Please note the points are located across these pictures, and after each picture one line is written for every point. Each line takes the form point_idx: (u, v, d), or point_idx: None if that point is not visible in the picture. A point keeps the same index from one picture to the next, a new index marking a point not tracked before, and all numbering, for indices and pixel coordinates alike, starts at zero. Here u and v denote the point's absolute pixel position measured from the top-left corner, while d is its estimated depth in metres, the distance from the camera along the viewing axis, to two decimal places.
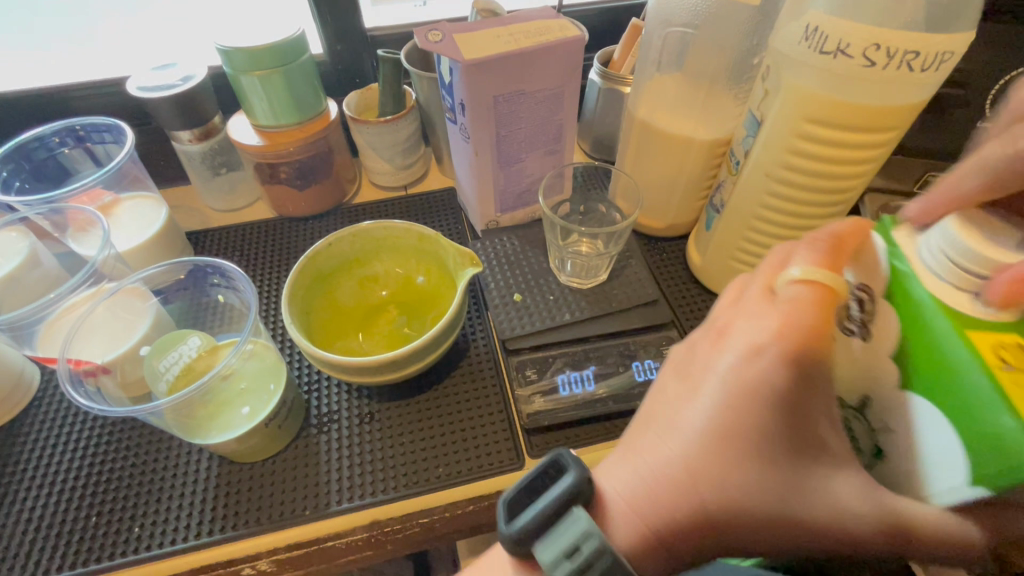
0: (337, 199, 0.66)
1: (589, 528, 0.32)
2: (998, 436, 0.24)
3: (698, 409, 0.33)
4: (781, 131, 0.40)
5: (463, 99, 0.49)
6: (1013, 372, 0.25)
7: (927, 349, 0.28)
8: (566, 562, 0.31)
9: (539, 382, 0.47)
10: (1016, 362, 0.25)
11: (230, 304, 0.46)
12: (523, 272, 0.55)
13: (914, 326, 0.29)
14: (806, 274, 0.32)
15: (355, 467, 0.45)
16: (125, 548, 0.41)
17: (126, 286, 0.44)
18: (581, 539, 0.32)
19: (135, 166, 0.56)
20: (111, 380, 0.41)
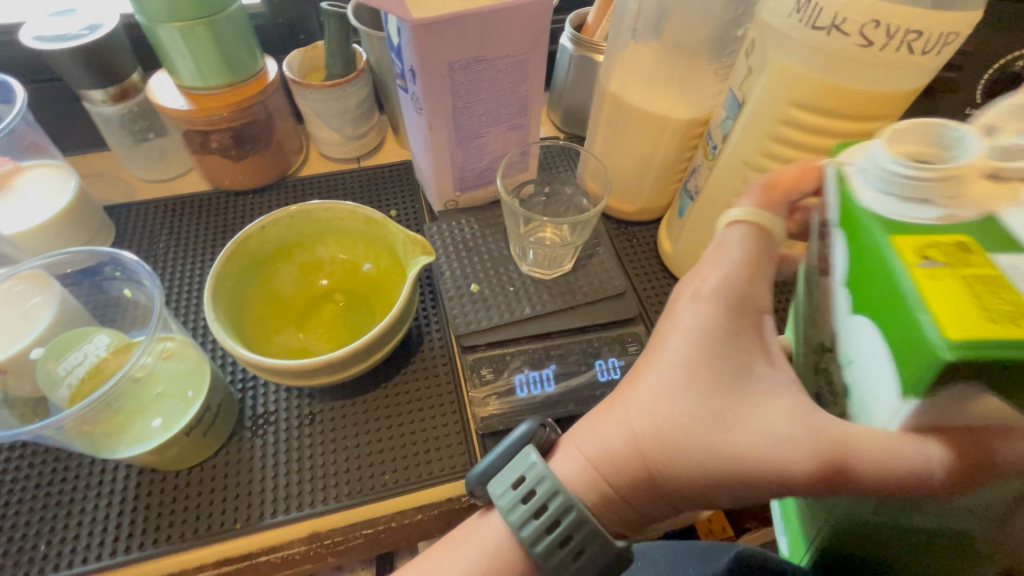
0: (281, 171, 0.60)
1: (541, 471, 0.31)
2: (915, 338, 0.20)
3: (654, 361, 0.32)
4: (763, 116, 0.36)
5: (414, 65, 0.43)
6: (933, 269, 0.22)
7: (865, 264, 0.24)
8: (533, 522, 0.30)
9: (495, 383, 0.44)
10: (940, 259, 0.22)
11: (139, 300, 0.41)
12: (482, 259, 0.50)
13: (856, 245, 0.25)
14: (747, 214, 0.33)
15: (293, 475, 0.41)
16: (30, 569, 0.37)
17: (22, 273, 0.38)
18: (535, 483, 0.31)
19: (34, 130, 0.48)
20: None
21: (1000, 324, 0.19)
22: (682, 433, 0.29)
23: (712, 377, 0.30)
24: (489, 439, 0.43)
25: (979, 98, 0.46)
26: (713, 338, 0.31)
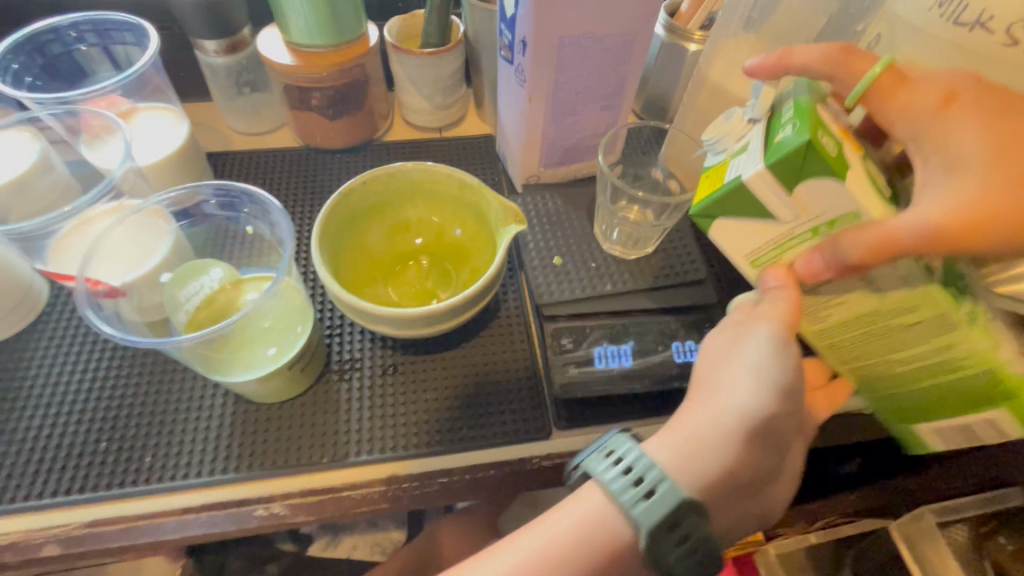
0: (368, 134, 0.62)
1: (647, 457, 0.32)
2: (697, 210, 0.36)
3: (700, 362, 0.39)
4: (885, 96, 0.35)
5: (526, 36, 0.44)
6: (708, 176, 0.36)
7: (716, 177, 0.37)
8: (641, 500, 0.31)
9: (574, 352, 0.45)
10: (711, 172, 0.35)
11: (260, 237, 0.43)
12: (565, 234, 0.51)
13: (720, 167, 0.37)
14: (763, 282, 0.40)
15: (376, 419, 0.44)
16: (136, 477, 0.40)
17: (147, 208, 0.40)
18: (645, 469, 0.32)
19: (157, 74, 0.51)
20: (128, 304, 0.39)
21: (709, 191, 0.35)
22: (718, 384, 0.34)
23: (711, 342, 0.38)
24: (564, 406, 0.44)
25: None
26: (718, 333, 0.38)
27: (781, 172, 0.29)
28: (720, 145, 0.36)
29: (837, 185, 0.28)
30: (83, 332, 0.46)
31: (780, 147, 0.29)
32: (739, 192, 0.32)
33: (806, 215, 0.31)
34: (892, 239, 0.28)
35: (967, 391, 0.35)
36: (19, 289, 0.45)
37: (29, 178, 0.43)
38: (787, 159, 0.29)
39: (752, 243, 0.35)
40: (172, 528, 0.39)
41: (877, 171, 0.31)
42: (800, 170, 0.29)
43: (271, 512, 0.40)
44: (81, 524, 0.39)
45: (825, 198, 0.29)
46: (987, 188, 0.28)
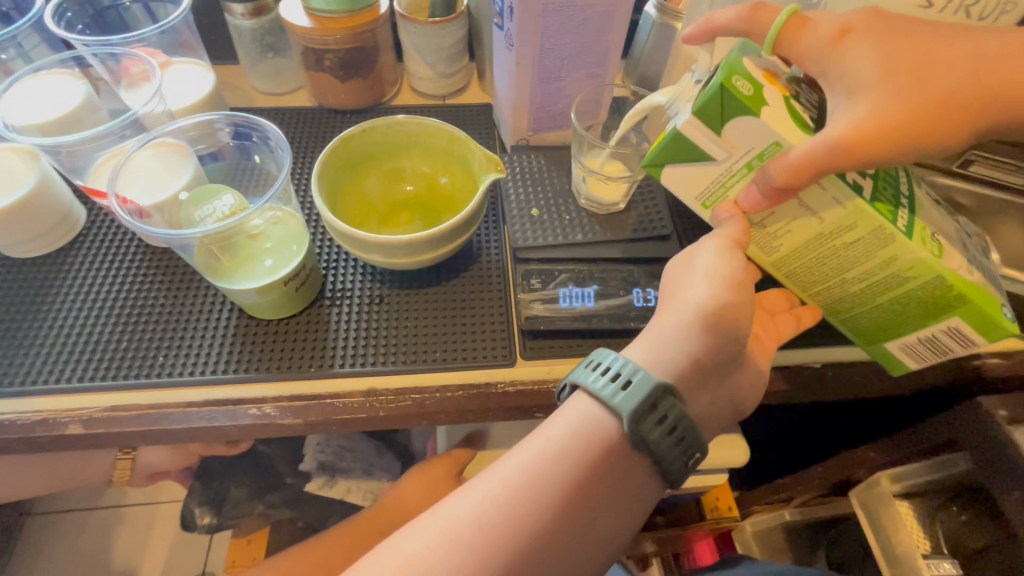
0: (376, 98, 0.67)
1: (623, 358, 0.37)
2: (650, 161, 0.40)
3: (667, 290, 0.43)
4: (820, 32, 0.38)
5: (514, 3, 0.48)
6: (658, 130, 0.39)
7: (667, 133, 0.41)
8: (619, 391, 0.36)
9: (542, 291, 0.49)
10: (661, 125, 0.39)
11: (265, 167, 0.51)
12: (546, 189, 0.56)
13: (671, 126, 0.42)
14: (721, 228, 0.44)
15: (361, 339, 0.49)
16: (150, 371, 0.46)
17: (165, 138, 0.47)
18: (620, 365, 0.37)
19: (189, 31, 0.57)
20: (158, 220, 0.45)
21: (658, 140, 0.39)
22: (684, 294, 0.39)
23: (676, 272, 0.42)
24: (529, 339, 0.49)
25: None
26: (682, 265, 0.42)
27: (709, 112, 0.33)
28: (674, 103, 0.40)
29: (756, 120, 0.33)
30: (113, 253, 0.53)
31: (705, 92, 0.33)
32: (676, 136, 0.36)
33: (739, 151, 0.35)
34: (809, 165, 0.32)
35: (923, 302, 0.38)
36: (59, 212, 0.51)
37: (80, 113, 0.50)
38: (711, 102, 0.33)
39: (698, 186, 0.39)
40: (177, 418, 0.45)
41: (802, 107, 0.34)
42: (723, 112, 0.33)
43: (263, 412, 0.46)
44: (101, 409, 0.45)
45: (753, 135, 0.33)
46: (882, 102, 0.32)
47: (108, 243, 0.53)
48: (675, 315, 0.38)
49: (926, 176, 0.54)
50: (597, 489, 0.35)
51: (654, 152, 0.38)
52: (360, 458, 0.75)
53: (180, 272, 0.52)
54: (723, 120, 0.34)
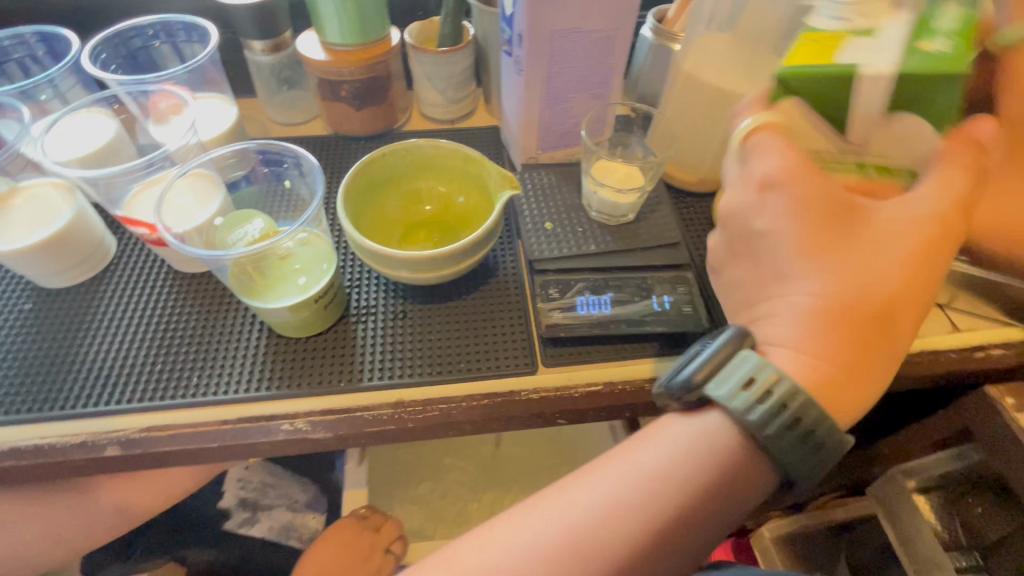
0: (388, 124, 0.70)
1: (762, 363, 0.34)
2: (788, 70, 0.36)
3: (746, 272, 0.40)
4: None
5: (523, 31, 0.52)
6: (816, 47, 0.36)
7: (809, 42, 0.37)
8: (746, 395, 0.33)
9: (560, 300, 0.52)
10: (821, 47, 0.36)
11: (296, 192, 0.54)
12: (558, 205, 0.59)
13: (812, 41, 0.37)
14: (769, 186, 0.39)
15: (387, 352, 0.50)
16: (185, 391, 0.48)
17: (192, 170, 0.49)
18: (755, 370, 0.34)
19: (214, 68, 0.60)
20: (197, 240, 0.48)
21: (813, 60, 0.36)
22: (821, 253, 0.36)
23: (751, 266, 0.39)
24: (551, 347, 0.51)
25: None
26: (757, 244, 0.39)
27: (912, 79, 0.34)
28: (839, 9, 0.36)
29: (961, 164, 0.36)
30: (143, 281, 0.55)
31: (921, 62, 0.33)
32: (852, 76, 0.35)
33: (875, 148, 0.39)
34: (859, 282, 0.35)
35: None
36: (90, 245, 0.53)
37: (115, 147, 0.53)
38: (924, 73, 0.33)
39: (809, 137, 0.39)
40: (212, 436, 0.46)
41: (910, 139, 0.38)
42: (925, 89, 0.34)
43: (296, 427, 0.47)
44: (138, 431, 0.46)
45: (948, 163, 0.37)
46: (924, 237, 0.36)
47: (140, 274, 0.55)
48: (807, 282, 0.36)
49: None
50: (722, 512, 0.34)
51: (815, 79, 0.35)
52: (282, 494, 0.79)
53: (210, 295, 0.54)
54: (917, 107, 0.36)
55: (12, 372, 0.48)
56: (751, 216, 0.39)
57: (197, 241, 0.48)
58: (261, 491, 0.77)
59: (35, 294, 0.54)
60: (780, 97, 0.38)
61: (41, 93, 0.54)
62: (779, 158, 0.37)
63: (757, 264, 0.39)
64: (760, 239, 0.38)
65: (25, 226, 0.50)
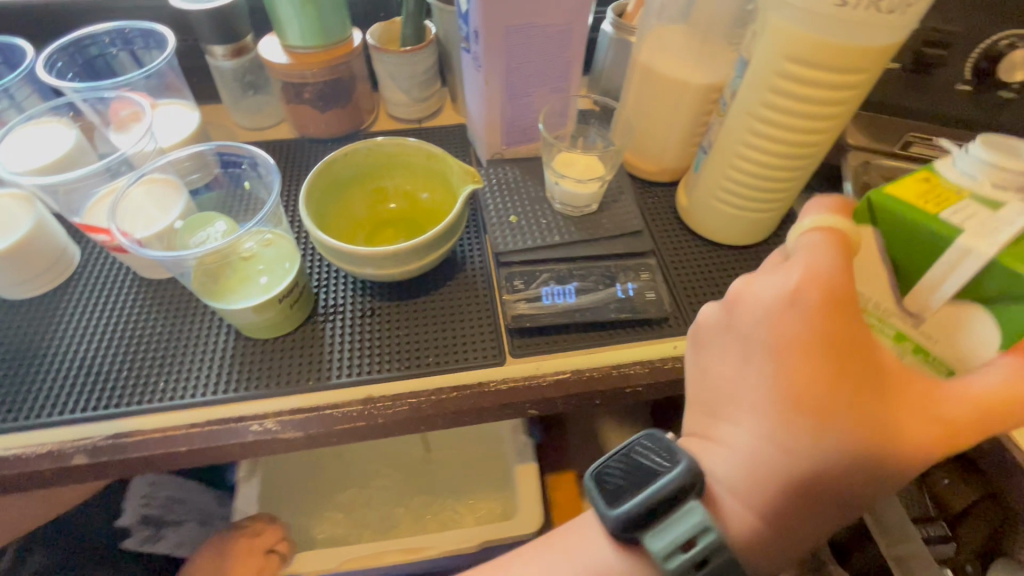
0: (354, 125, 0.71)
1: (704, 522, 0.35)
2: (881, 201, 0.36)
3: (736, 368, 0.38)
4: (768, 56, 0.44)
5: (478, 28, 0.52)
6: (932, 198, 0.36)
7: (920, 189, 0.36)
8: (681, 553, 0.34)
9: (525, 291, 0.53)
10: (930, 199, 0.36)
11: (257, 194, 0.54)
12: (522, 198, 0.59)
13: (927, 188, 0.36)
14: (809, 229, 0.37)
15: (355, 350, 0.51)
16: (152, 397, 0.47)
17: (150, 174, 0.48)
18: (697, 531, 0.34)
19: (174, 74, 0.60)
20: (158, 243, 0.47)
21: (908, 200, 0.36)
22: (811, 412, 0.34)
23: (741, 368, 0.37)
24: (517, 337, 0.51)
25: (967, 75, 0.51)
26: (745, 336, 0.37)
27: (990, 267, 0.33)
28: (979, 168, 0.35)
29: (989, 382, 0.34)
30: (107, 289, 0.54)
31: (1011, 256, 0.32)
32: (936, 240, 0.34)
33: (929, 326, 0.37)
34: (829, 461, 0.34)
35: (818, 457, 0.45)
36: (52, 255, 0.53)
37: (74, 155, 0.53)
38: (1007, 271, 0.32)
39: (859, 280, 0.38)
40: (181, 440, 0.46)
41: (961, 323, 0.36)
42: (1005, 287, 0.33)
43: (265, 427, 0.47)
44: (104, 438, 0.46)
45: (981, 381, 0.34)
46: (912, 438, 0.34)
47: (106, 282, 0.55)
48: (769, 429, 0.35)
49: (874, 159, 0.58)
50: None
51: (894, 217, 0.36)
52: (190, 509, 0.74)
53: (175, 301, 0.54)
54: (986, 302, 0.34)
55: None
56: (757, 323, 0.36)
57: (157, 245, 0.47)
58: (165, 508, 0.72)
59: None
60: (858, 220, 0.38)
61: None
62: (822, 262, 0.34)
63: (746, 378, 0.37)
64: (749, 345, 0.37)
65: None
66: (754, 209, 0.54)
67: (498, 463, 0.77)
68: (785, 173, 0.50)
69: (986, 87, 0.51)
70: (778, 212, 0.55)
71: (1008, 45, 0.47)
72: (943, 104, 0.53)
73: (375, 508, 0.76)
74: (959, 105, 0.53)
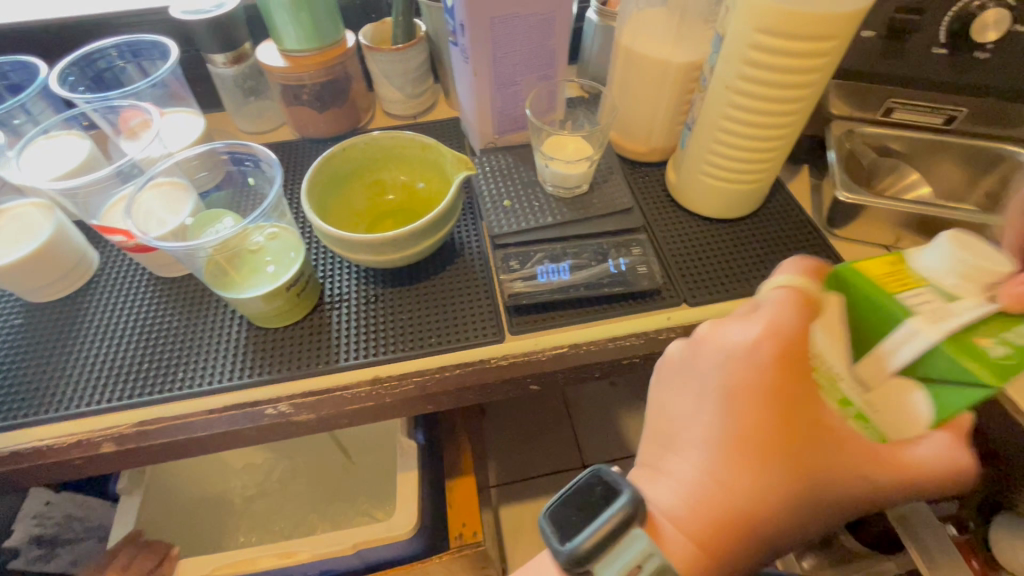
0: (352, 124, 0.73)
1: (647, 549, 0.35)
2: (847, 271, 0.39)
3: (694, 409, 0.39)
4: (741, 30, 0.45)
5: (464, 21, 0.54)
6: (899, 286, 0.37)
7: (891, 276, 0.38)
8: None
9: (520, 270, 0.55)
10: (897, 285, 0.37)
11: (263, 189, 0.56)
12: (515, 183, 0.62)
13: (893, 275, 0.38)
14: (789, 282, 0.38)
15: (361, 334, 0.53)
16: (172, 388, 0.50)
17: (159, 175, 0.51)
18: (642, 558, 0.35)
19: (178, 83, 0.63)
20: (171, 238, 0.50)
21: (876, 279, 0.38)
22: (753, 452, 0.36)
23: (695, 407, 0.39)
24: (516, 315, 0.53)
25: (942, 39, 0.52)
26: (704, 375, 0.39)
27: (941, 355, 0.33)
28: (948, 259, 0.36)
29: (927, 453, 0.35)
30: (125, 289, 0.57)
31: (956, 344, 0.33)
32: (894, 318, 0.35)
33: (880, 401, 0.37)
34: (760, 500, 0.36)
35: None
36: (73, 259, 0.56)
37: (89, 164, 0.56)
38: (950, 357, 0.33)
39: (814, 335, 0.38)
40: (201, 425, 0.49)
41: (917, 403, 0.36)
42: (953, 376, 0.33)
43: (279, 410, 0.50)
44: (130, 426, 0.49)
45: (925, 452, 0.36)
46: (842, 487, 0.36)
47: (124, 283, 0.58)
48: (712, 464, 0.37)
49: (855, 127, 0.60)
50: None
51: (857, 290, 0.38)
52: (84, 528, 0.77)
53: (189, 298, 0.56)
54: (926, 380, 0.35)
55: (7, 382, 0.51)
56: (717, 362, 0.38)
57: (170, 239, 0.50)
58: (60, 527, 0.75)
59: (25, 309, 0.56)
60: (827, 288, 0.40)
61: (14, 118, 0.57)
62: (784, 319, 0.36)
63: (699, 415, 0.39)
64: (704, 383, 0.39)
65: (10, 244, 0.53)
66: (738, 182, 0.56)
67: (391, 474, 0.86)
68: (765, 146, 0.52)
69: (961, 49, 0.52)
70: (764, 184, 0.57)
71: (978, 6, 0.49)
72: (922, 69, 0.55)
73: (280, 517, 0.84)
74: (939, 68, 0.54)
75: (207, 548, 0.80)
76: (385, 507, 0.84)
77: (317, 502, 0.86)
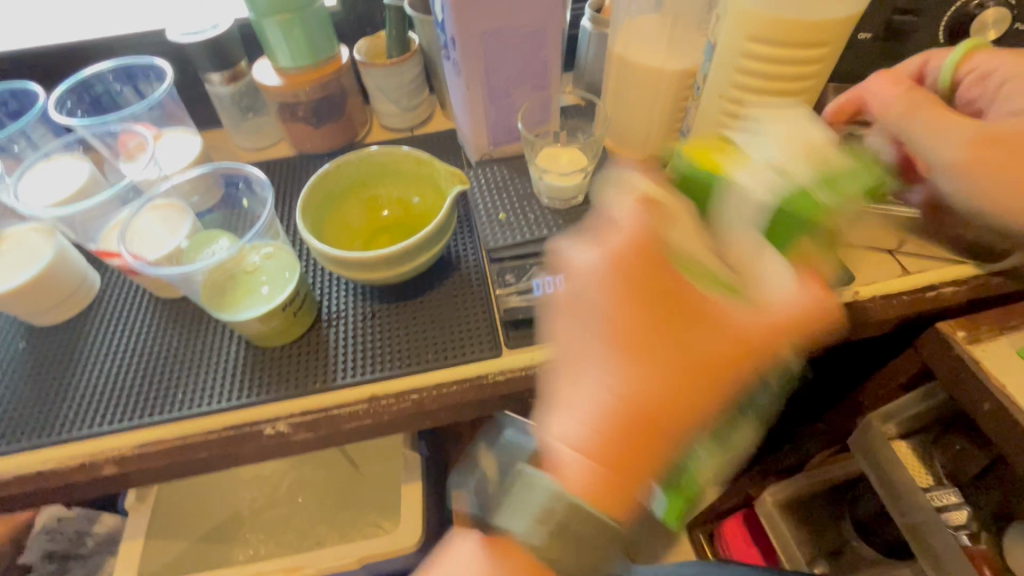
0: (349, 139, 0.73)
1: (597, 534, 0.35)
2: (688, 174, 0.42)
3: (574, 327, 0.40)
4: (733, 39, 0.45)
5: (455, 35, 0.54)
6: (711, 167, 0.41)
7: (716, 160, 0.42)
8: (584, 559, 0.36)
9: (516, 284, 0.55)
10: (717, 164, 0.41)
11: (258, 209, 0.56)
12: (510, 195, 0.61)
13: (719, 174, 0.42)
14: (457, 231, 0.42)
15: (358, 352, 0.53)
16: (171, 409, 0.50)
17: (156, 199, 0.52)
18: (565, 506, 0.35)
19: (175, 103, 0.63)
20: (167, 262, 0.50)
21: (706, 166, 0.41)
22: (625, 349, 0.37)
23: (579, 329, 0.40)
24: (514, 330, 0.53)
25: (942, 38, 0.51)
26: (579, 296, 0.40)
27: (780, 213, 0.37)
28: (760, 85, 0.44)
29: (786, 294, 0.37)
30: (127, 311, 0.58)
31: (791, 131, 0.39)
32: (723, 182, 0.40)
33: (741, 264, 0.39)
34: (648, 408, 0.36)
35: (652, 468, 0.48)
36: (74, 281, 0.57)
37: (88, 188, 0.56)
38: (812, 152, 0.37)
39: (672, 239, 0.39)
40: (202, 446, 0.49)
41: (774, 267, 0.38)
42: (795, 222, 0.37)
43: (278, 430, 0.50)
44: (131, 448, 0.49)
45: (787, 292, 0.37)
46: (728, 337, 0.36)
47: (126, 305, 0.58)
48: (605, 373, 0.37)
49: None
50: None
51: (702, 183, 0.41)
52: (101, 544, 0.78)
53: (189, 318, 0.57)
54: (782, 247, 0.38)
55: (11, 406, 0.52)
56: (587, 283, 0.40)
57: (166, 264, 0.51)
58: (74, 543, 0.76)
59: (29, 333, 0.57)
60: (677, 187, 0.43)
61: (14, 144, 0.58)
62: (635, 225, 0.39)
63: (582, 338, 0.40)
64: (576, 301, 0.41)
65: (13, 268, 0.54)
66: None
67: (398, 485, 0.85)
68: None
69: None
70: None
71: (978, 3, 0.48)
72: None
73: (289, 530, 0.84)
74: None
75: (217, 566, 0.79)
76: (394, 517, 0.84)
77: (323, 514, 0.86)
